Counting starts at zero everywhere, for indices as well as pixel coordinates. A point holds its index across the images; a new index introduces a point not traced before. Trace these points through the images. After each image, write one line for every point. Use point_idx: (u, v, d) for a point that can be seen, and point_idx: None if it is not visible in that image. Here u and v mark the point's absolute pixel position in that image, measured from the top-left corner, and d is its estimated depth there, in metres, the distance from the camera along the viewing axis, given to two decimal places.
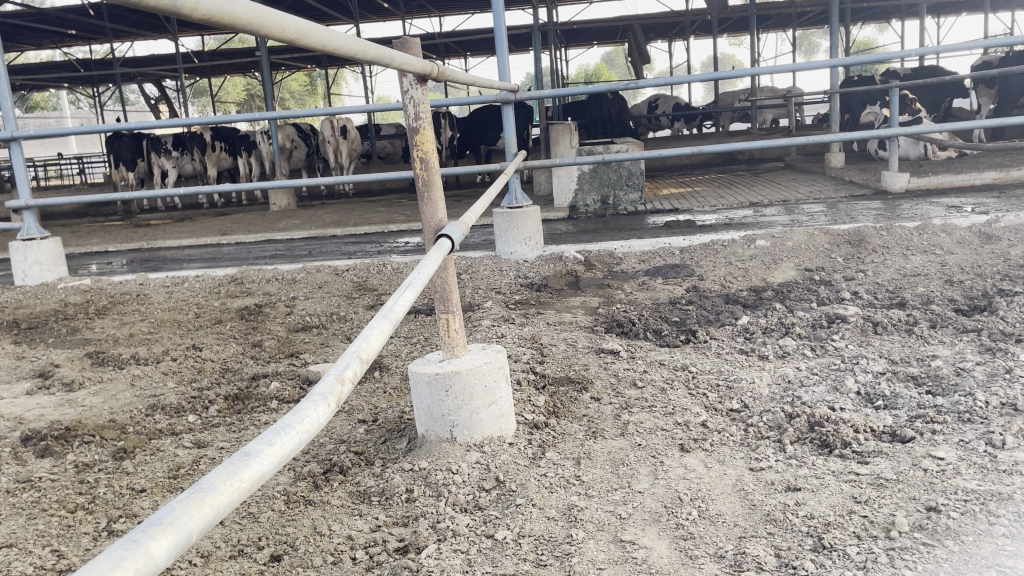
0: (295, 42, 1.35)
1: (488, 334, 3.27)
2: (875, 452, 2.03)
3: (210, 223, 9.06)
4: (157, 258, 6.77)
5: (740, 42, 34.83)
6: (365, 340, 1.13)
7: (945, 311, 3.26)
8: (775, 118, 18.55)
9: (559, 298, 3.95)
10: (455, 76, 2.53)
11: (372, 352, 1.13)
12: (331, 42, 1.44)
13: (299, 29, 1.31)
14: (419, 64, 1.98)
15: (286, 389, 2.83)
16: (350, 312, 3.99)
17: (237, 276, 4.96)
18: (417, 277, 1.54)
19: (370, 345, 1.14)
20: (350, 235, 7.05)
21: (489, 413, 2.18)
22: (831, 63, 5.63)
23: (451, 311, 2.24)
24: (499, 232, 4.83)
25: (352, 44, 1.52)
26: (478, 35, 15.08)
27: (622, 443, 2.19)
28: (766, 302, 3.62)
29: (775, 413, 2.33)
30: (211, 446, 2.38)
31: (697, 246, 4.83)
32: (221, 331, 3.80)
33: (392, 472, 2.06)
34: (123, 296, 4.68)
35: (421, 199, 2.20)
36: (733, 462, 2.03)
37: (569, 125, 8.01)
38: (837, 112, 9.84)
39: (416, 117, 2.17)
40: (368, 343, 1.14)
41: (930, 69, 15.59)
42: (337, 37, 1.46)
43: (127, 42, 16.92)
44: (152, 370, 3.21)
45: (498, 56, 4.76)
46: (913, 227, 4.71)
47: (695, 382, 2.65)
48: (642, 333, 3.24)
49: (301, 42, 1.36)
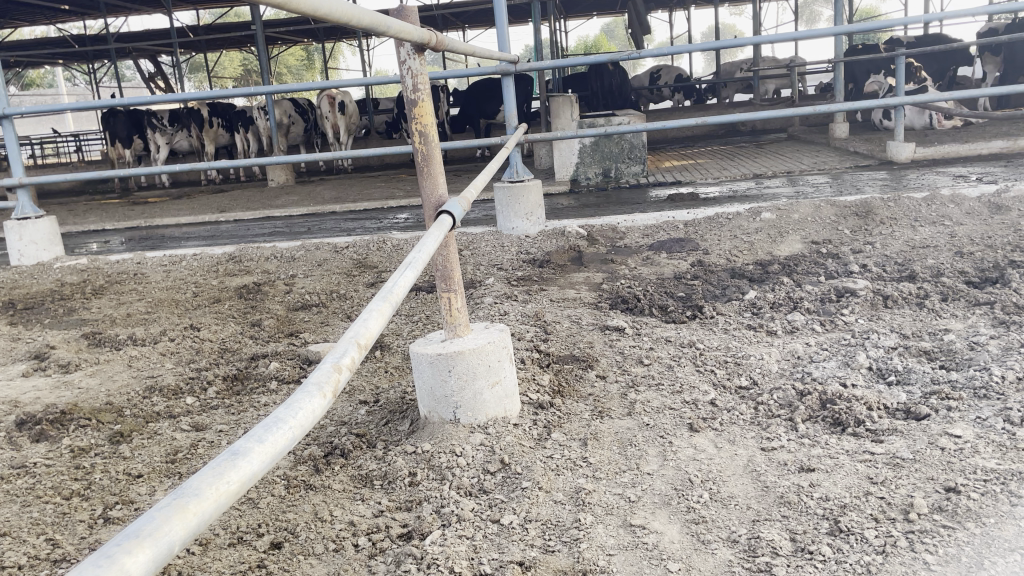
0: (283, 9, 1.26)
1: (490, 311, 3.20)
2: (890, 431, 1.98)
3: (208, 200, 8.98)
4: (155, 237, 6.70)
5: (741, 12, 34.45)
6: (363, 325, 1.07)
7: (956, 283, 3.19)
8: (776, 88, 18.38)
9: (562, 274, 3.88)
10: (456, 44, 2.45)
11: (372, 336, 1.07)
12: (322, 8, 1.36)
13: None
14: (417, 33, 1.90)
15: (285, 370, 2.77)
16: (350, 291, 3.93)
17: (235, 254, 4.89)
18: (417, 257, 1.48)
19: (369, 329, 1.08)
20: (350, 211, 6.97)
21: (493, 393, 2.12)
22: (834, 31, 5.50)
23: (453, 289, 2.18)
24: (500, 207, 4.75)
25: (346, 10, 1.43)
26: (476, 7, 14.84)
27: (629, 423, 2.14)
28: (773, 277, 3.56)
29: (785, 391, 2.27)
30: (209, 430, 2.33)
31: (702, 220, 4.76)
32: (219, 310, 3.74)
33: (394, 455, 2.01)
34: (121, 275, 4.62)
35: (420, 174, 2.14)
36: (744, 442, 1.98)
37: (570, 98, 7.90)
38: (841, 82, 9.70)
39: (415, 88, 2.09)
40: (367, 326, 1.08)
41: (934, 37, 15.36)
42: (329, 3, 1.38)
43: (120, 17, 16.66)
44: (150, 351, 3.16)
45: (498, 27, 4.64)
46: (921, 197, 4.62)
47: (703, 359, 2.60)
48: (647, 309, 3.18)
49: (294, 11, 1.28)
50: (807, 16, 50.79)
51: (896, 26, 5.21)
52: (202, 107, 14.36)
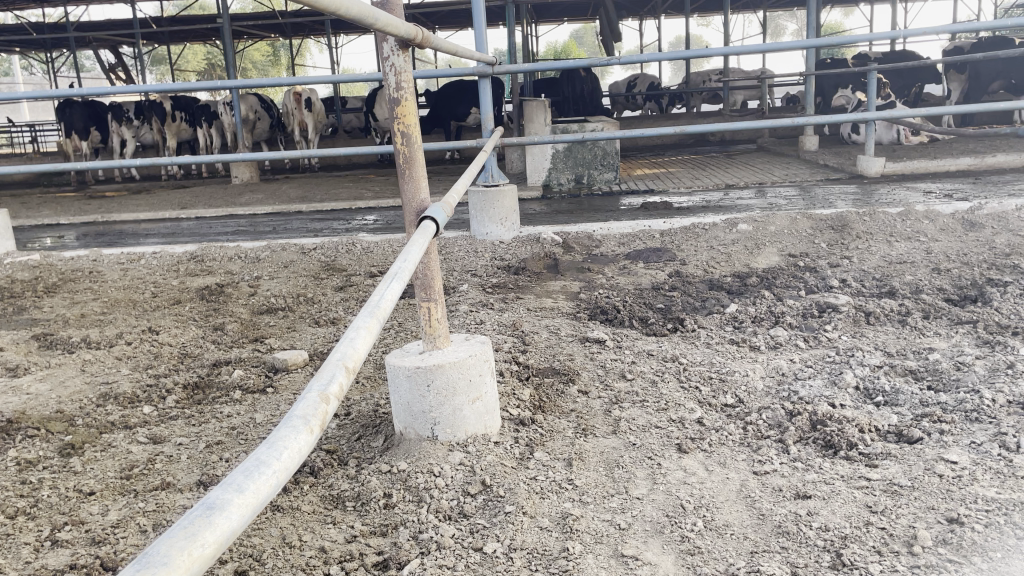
0: None
1: (466, 320, 3.09)
2: (884, 455, 1.92)
3: (169, 196, 8.72)
4: (112, 233, 6.48)
5: (707, 24, 34.81)
6: (350, 345, 0.96)
7: (937, 301, 3.16)
8: (744, 100, 18.56)
9: (539, 282, 3.79)
10: (440, 42, 2.33)
11: (360, 358, 0.96)
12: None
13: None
14: (403, 27, 1.79)
15: (250, 379, 2.64)
16: (318, 294, 3.79)
17: (196, 253, 4.72)
18: (403, 267, 1.36)
19: (356, 350, 0.96)
20: (316, 212, 6.81)
21: (474, 409, 2.01)
22: (807, 44, 5.49)
23: (434, 298, 2.07)
24: (474, 212, 4.64)
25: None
26: (447, 9, 14.70)
27: (615, 442, 2.05)
28: (752, 289, 3.51)
29: (774, 410, 2.20)
30: (168, 442, 2.18)
31: (678, 229, 4.70)
32: (179, 313, 3.57)
33: (368, 474, 1.89)
34: (75, 273, 4.41)
35: (401, 176, 2.03)
36: (735, 465, 1.91)
37: (543, 102, 7.82)
38: (811, 95, 9.76)
39: (398, 87, 1.98)
40: (354, 347, 0.96)
41: (900, 54, 15.62)
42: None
43: (81, 5, 16.19)
44: (104, 355, 2.99)
45: (475, 28, 4.53)
46: (896, 213, 4.62)
47: (686, 374, 2.52)
48: (627, 321, 3.10)
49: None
50: (772, 30, 51.59)
51: (869, 42, 5.22)
52: (165, 100, 14.01)
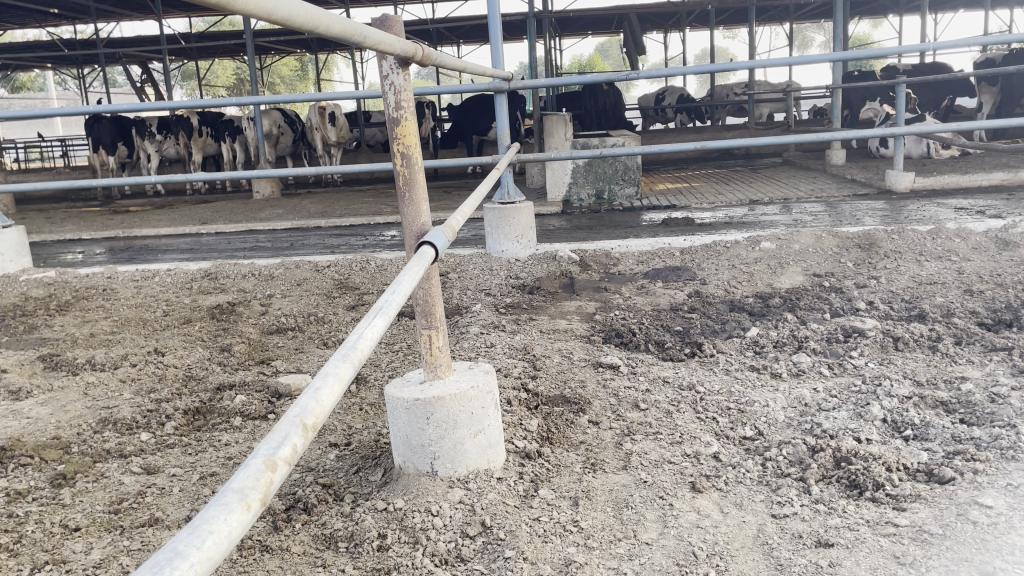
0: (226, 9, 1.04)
1: (476, 343, 2.99)
2: (912, 497, 1.79)
3: (191, 211, 8.75)
4: (132, 248, 6.48)
5: (733, 36, 34.64)
6: (313, 399, 0.87)
7: (969, 325, 3.02)
8: (770, 112, 18.37)
9: (554, 302, 3.69)
10: (444, 59, 2.25)
11: (323, 414, 0.87)
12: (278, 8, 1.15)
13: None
14: (401, 45, 1.70)
15: (252, 404, 2.57)
16: (329, 314, 3.72)
17: (210, 270, 4.68)
18: (389, 301, 1.25)
19: (320, 404, 0.87)
20: (334, 227, 6.77)
21: (476, 443, 1.92)
22: (832, 57, 5.35)
23: (435, 326, 1.97)
24: (490, 228, 4.56)
25: (308, 13, 1.23)
26: (470, 22, 14.68)
27: (625, 479, 1.94)
28: (775, 311, 3.38)
29: (796, 445, 2.08)
30: (162, 473, 2.11)
31: (699, 247, 4.58)
32: (188, 333, 3.52)
33: (362, 512, 1.80)
34: (89, 290, 4.40)
35: (401, 199, 1.95)
36: (752, 507, 1.80)
37: (564, 116, 7.73)
38: (839, 108, 9.58)
39: (397, 106, 1.90)
40: (317, 402, 0.87)
41: (930, 66, 15.40)
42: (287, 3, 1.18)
43: (111, 22, 16.42)
44: (108, 377, 2.93)
45: (492, 44, 4.46)
46: (926, 230, 4.46)
47: (703, 405, 2.40)
48: (643, 345, 2.99)
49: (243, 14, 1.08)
50: (800, 42, 51.39)
51: (895, 55, 5.06)
52: (191, 115, 14.14)
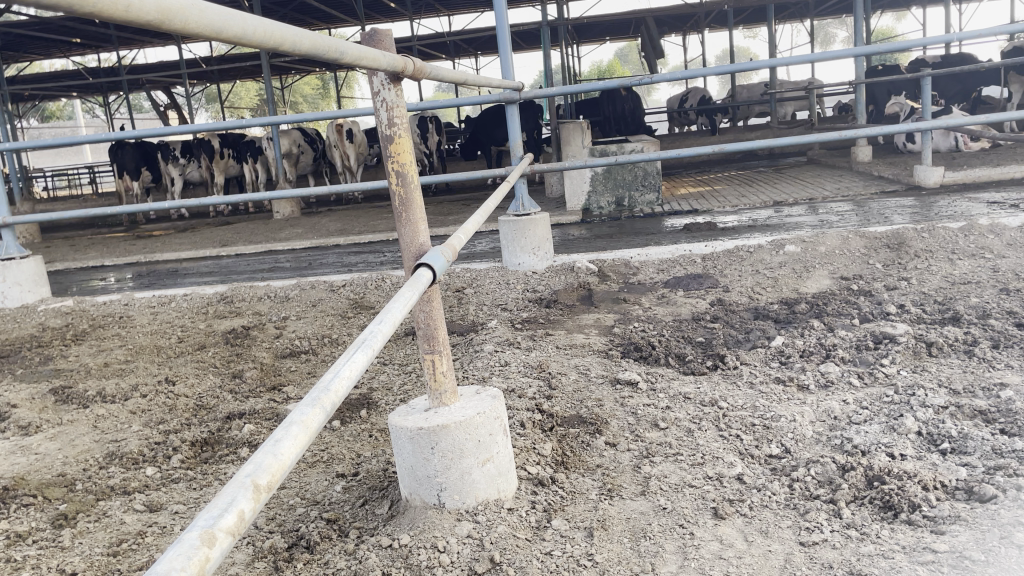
0: (163, 29, 0.92)
1: (490, 361, 2.90)
2: (952, 519, 1.67)
3: (212, 233, 8.78)
4: (154, 273, 6.49)
5: (754, 36, 34.32)
6: (269, 453, 0.82)
7: (1007, 327, 2.87)
8: (793, 111, 18.14)
9: (571, 315, 3.60)
10: (441, 71, 2.18)
11: (281, 471, 0.82)
12: (228, 25, 1.03)
13: (162, 8, 0.87)
14: (387, 59, 1.62)
15: (260, 434, 2.51)
16: (343, 335, 3.67)
17: (226, 294, 4.65)
18: (374, 334, 1.21)
19: (279, 458, 0.83)
20: (353, 245, 6.74)
21: (484, 472, 1.83)
22: (853, 52, 5.20)
23: (438, 351, 1.89)
24: (506, 242, 4.48)
25: (268, 29, 1.12)
26: (485, 33, 14.65)
27: (643, 506, 1.84)
28: (801, 318, 3.26)
29: (825, 465, 1.96)
30: (164, 511, 2.05)
31: (721, 253, 4.46)
32: (201, 359, 3.47)
33: (366, 550, 1.72)
34: (105, 318, 4.38)
35: (397, 220, 1.87)
36: (778, 534, 1.68)
37: (580, 124, 7.63)
38: (862, 104, 9.39)
39: (390, 123, 1.83)
40: (274, 458, 0.82)
41: (956, 57, 15.08)
42: (242, 20, 1.07)
43: (133, 49, 16.65)
44: (118, 410, 2.88)
45: (501, 54, 4.39)
46: (958, 227, 4.29)
47: (727, 422, 2.29)
48: (663, 358, 2.88)
49: (183, 34, 0.95)
50: (823, 38, 50.84)
51: (918, 48, 4.89)
52: (213, 138, 14.25)
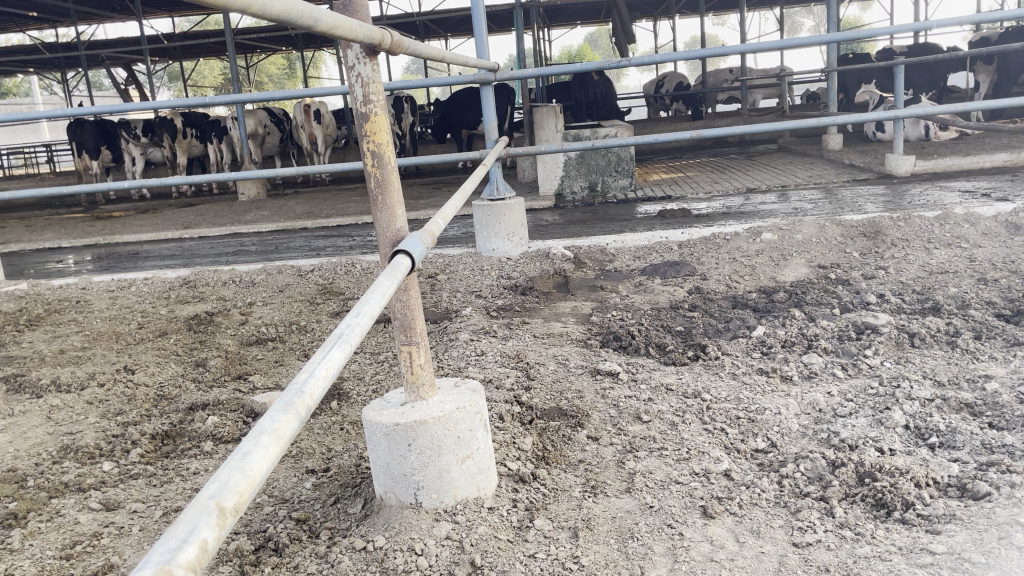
0: None
1: (466, 351, 2.81)
2: (947, 518, 1.62)
3: (175, 215, 8.53)
4: (114, 256, 6.27)
5: (722, 22, 34.52)
6: (233, 475, 0.73)
7: (988, 318, 2.84)
8: (763, 98, 18.21)
9: (547, 303, 3.51)
10: (418, 46, 2.06)
11: (246, 495, 0.73)
12: None
13: None
14: (364, 30, 1.51)
15: (224, 426, 2.39)
16: (312, 322, 3.54)
17: (189, 278, 4.49)
18: (352, 327, 1.12)
19: (243, 480, 0.73)
20: (321, 228, 6.58)
21: (463, 470, 1.74)
22: (826, 38, 5.16)
23: (416, 342, 1.79)
24: (479, 227, 4.38)
25: None
26: (456, 15, 14.43)
27: (628, 504, 1.77)
28: (781, 307, 3.21)
29: (815, 461, 1.91)
30: (122, 510, 1.94)
31: (697, 240, 4.40)
32: (162, 347, 3.32)
33: (339, 553, 1.62)
34: (62, 303, 4.20)
35: (373, 204, 1.77)
36: (771, 535, 1.62)
37: (553, 108, 7.52)
38: (834, 91, 9.40)
39: (365, 100, 1.72)
40: (236, 484, 0.72)
41: (924, 46, 15.23)
42: None
43: (92, 24, 16.12)
44: (73, 399, 2.74)
45: (476, 36, 4.26)
46: (934, 216, 4.28)
47: (711, 414, 2.23)
48: (643, 348, 2.81)
49: None
50: (791, 26, 51.23)
51: (886, 37, 4.87)
52: (175, 117, 13.88)
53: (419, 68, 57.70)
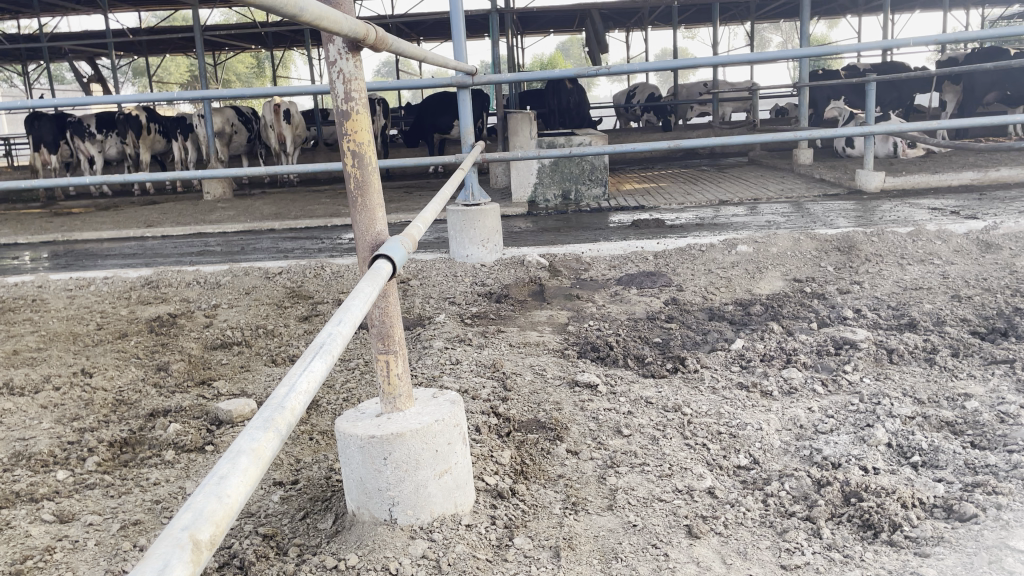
0: None
1: (440, 359, 2.73)
2: (936, 540, 1.58)
3: (136, 213, 8.33)
4: (73, 253, 6.08)
5: (691, 36, 34.91)
6: (201, 508, 0.65)
7: (964, 336, 2.83)
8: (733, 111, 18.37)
9: (523, 311, 3.46)
10: (401, 44, 2.00)
11: (217, 530, 0.65)
12: None
13: None
14: (350, 23, 1.44)
15: (187, 434, 2.29)
16: (279, 326, 3.44)
17: (151, 278, 4.35)
18: (332, 336, 1.04)
19: (214, 510, 0.66)
20: (289, 230, 6.46)
21: (441, 485, 1.67)
22: (800, 53, 5.18)
23: (393, 351, 1.72)
24: (453, 232, 4.30)
25: None
26: (430, 18, 14.35)
27: (611, 522, 1.71)
28: (758, 320, 3.18)
29: (799, 479, 1.86)
30: (76, 522, 1.83)
31: (672, 251, 4.37)
32: (122, 349, 3.20)
33: (308, 571, 1.54)
34: (16, 301, 4.04)
35: (353, 206, 1.70)
36: (758, 556, 1.58)
37: (528, 114, 7.48)
38: (805, 107, 9.50)
39: (347, 97, 1.65)
40: (207, 514, 0.65)
41: (891, 65, 15.51)
42: None
43: (55, 16, 15.73)
44: (26, 403, 2.61)
45: (454, 39, 4.20)
46: (906, 232, 4.30)
47: (691, 429, 2.18)
48: (622, 359, 2.76)
49: None
50: (759, 42, 51.94)
51: (857, 54, 4.88)
52: (139, 113, 13.59)
53: (389, 72, 57.55)
